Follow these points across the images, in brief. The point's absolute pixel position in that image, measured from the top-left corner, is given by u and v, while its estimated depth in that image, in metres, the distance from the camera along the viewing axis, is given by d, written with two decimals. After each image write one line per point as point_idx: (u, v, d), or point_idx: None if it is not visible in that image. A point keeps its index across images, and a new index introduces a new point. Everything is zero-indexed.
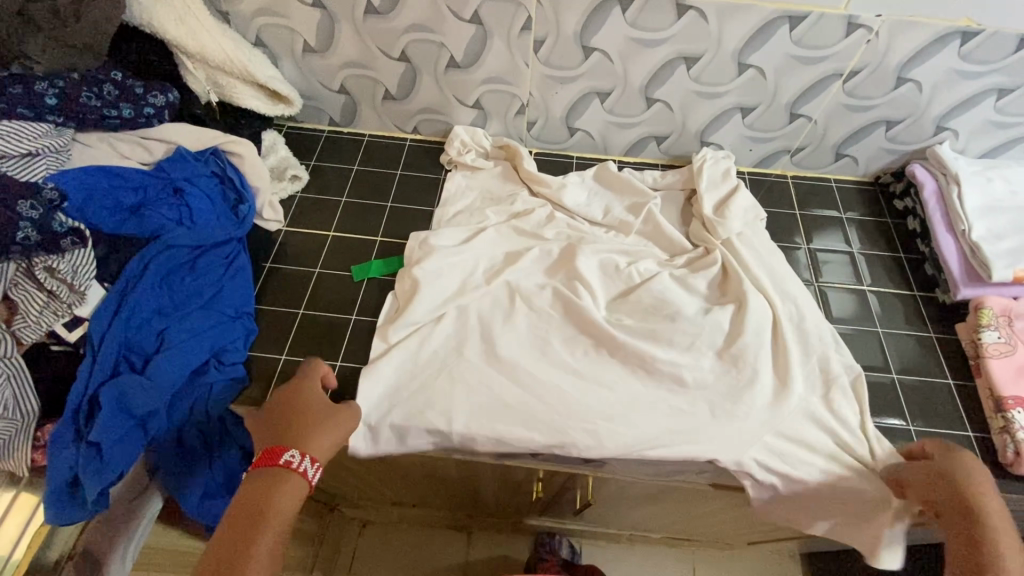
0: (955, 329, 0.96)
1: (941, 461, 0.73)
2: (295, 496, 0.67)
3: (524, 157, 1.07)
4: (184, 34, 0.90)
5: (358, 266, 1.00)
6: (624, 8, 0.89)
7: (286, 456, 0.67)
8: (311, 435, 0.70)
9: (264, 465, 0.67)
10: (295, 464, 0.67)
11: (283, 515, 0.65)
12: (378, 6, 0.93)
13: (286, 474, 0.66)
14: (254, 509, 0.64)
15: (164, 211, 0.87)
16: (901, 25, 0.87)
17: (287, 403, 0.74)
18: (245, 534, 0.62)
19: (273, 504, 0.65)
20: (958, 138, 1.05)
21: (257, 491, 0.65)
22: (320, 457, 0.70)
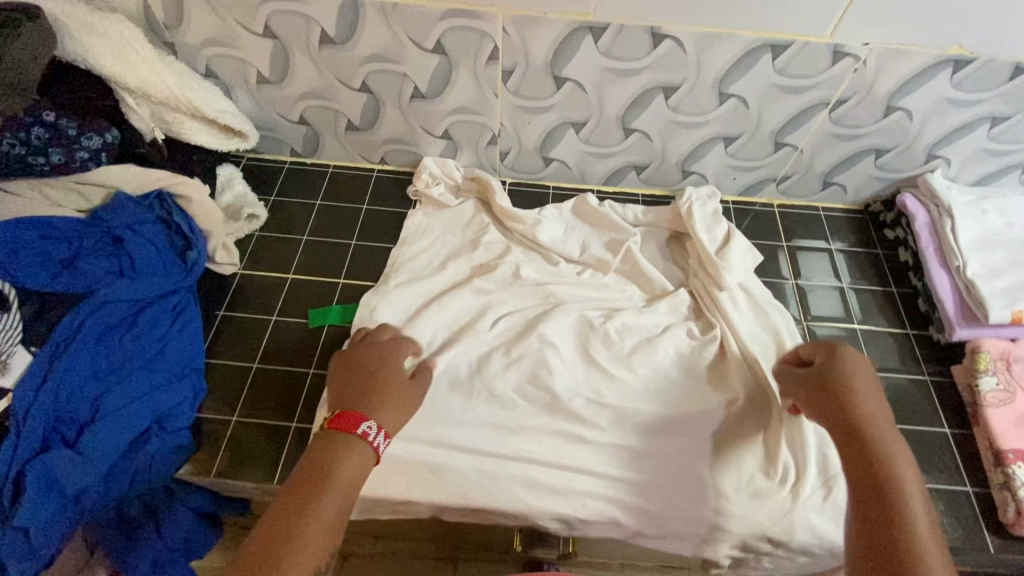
0: (950, 371, 0.92)
1: (827, 365, 0.70)
2: (363, 464, 0.64)
3: (496, 192, 1.02)
4: (122, 69, 0.84)
5: (316, 312, 0.94)
6: (596, 37, 0.83)
7: (364, 425, 0.65)
8: (384, 407, 0.69)
9: (342, 427, 0.65)
10: (371, 435, 0.65)
11: (345, 485, 0.61)
12: (334, 36, 0.87)
13: (355, 444, 0.64)
14: (317, 471, 0.61)
15: (101, 264, 0.82)
16: (890, 53, 0.82)
17: (364, 378, 0.72)
18: (311, 492, 0.60)
19: (338, 472, 0.61)
20: (950, 166, 1.00)
21: (324, 457, 0.62)
22: (391, 432, 0.68)
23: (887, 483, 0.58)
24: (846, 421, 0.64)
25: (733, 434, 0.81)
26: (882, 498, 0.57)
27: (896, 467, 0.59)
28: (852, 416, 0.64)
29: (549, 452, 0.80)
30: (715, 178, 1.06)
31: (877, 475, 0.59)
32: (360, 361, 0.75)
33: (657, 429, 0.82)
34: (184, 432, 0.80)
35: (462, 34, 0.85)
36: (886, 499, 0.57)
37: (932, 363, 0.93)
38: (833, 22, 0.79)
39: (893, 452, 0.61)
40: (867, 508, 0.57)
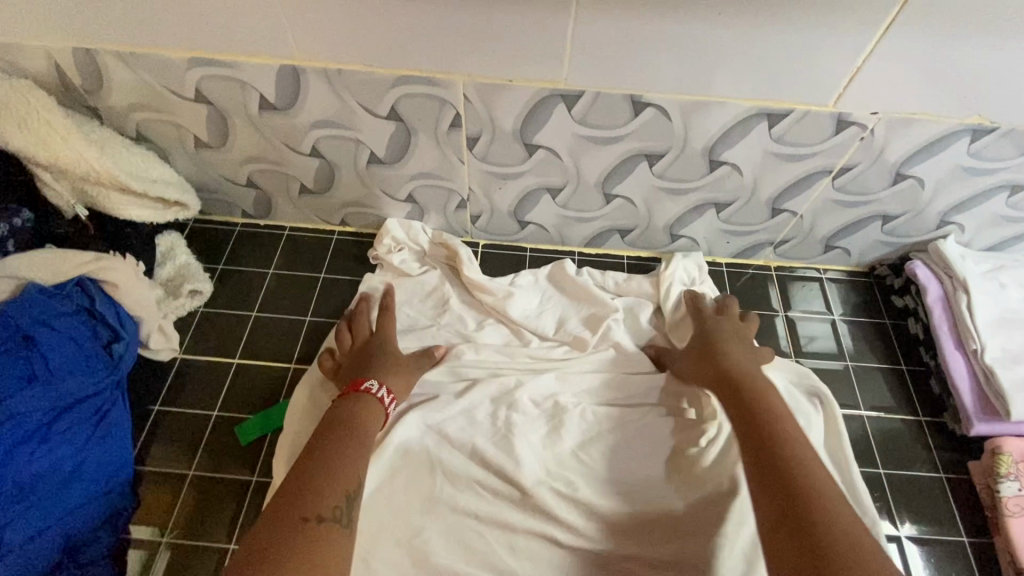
0: (967, 468, 0.83)
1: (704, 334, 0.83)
2: (375, 418, 0.73)
3: (467, 264, 0.92)
4: (35, 145, 0.76)
5: (245, 422, 0.83)
6: (570, 104, 0.74)
7: (366, 385, 0.75)
8: (384, 374, 0.79)
9: (349, 391, 0.75)
10: (374, 390, 0.75)
11: (360, 428, 0.70)
12: (276, 102, 0.77)
13: (365, 396, 0.74)
14: (345, 419, 0.70)
15: (6, 369, 0.70)
16: (900, 123, 0.74)
17: (363, 352, 0.82)
18: (336, 443, 0.67)
19: (362, 422, 0.71)
20: (965, 232, 0.91)
21: (348, 408, 0.72)
22: (393, 391, 0.78)
23: (780, 446, 0.62)
24: (741, 391, 0.72)
25: (728, 559, 0.71)
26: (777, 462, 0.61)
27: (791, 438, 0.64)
28: (754, 399, 0.70)
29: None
30: (707, 242, 0.97)
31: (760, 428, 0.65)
32: (356, 341, 0.84)
33: (641, 546, 0.73)
34: (103, 561, 0.71)
35: (420, 100, 0.75)
36: (784, 458, 0.61)
37: (946, 455, 0.84)
38: (837, 91, 0.70)
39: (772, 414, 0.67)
40: (764, 468, 0.61)
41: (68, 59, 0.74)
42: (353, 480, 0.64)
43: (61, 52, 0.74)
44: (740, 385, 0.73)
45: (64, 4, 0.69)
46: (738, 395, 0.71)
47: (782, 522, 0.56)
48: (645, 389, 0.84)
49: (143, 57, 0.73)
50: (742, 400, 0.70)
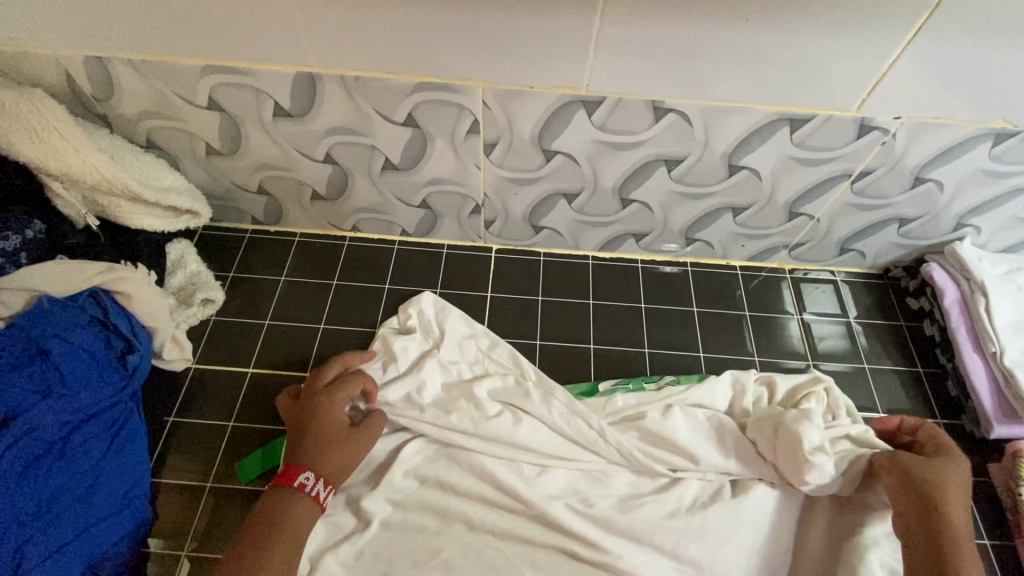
0: (988, 471, 0.83)
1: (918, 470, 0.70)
2: (306, 521, 0.68)
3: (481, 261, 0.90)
4: (47, 155, 0.74)
5: (244, 462, 0.80)
6: (590, 110, 0.73)
7: (301, 478, 0.70)
8: (326, 454, 0.72)
9: (280, 486, 0.70)
10: (308, 487, 0.69)
11: (292, 535, 0.67)
12: (291, 109, 0.76)
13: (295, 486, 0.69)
14: (272, 513, 0.68)
15: (22, 383, 0.69)
16: (922, 127, 0.73)
17: (310, 427, 0.73)
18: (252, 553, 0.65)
19: (283, 519, 0.67)
20: (981, 234, 0.90)
21: (277, 500, 0.69)
22: (331, 481, 0.72)
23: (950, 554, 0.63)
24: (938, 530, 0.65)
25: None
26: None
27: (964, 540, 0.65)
28: (947, 492, 0.67)
29: None
30: (722, 246, 0.96)
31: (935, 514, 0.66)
32: (308, 399, 0.76)
33: (664, 554, 0.73)
34: None
35: (437, 107, 0.74)
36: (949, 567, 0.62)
37: (964, 458, 0.84)
38: (860, 97, 0.70)
39: (952, 523, 0.66)
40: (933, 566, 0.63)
41: (78, 67, 0.73)
42: None
43: (72, 60, 0.72)
44: (914, 480, 0.69)
45: (75, 12, 0.67)
46: (921, 486, 0.68)
47: None
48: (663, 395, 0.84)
49: (156, 64, 0.72)
50: (931, 493, 0.67)
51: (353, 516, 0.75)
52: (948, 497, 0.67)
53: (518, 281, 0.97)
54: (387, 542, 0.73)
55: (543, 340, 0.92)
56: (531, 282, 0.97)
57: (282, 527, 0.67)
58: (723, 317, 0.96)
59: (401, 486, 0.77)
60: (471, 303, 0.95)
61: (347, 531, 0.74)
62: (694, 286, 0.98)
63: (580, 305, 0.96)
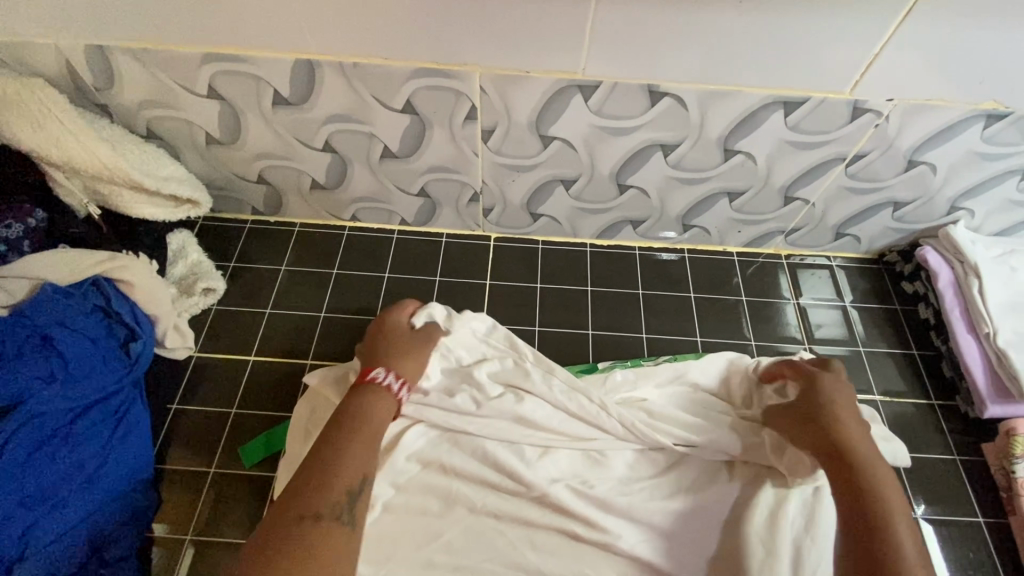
0: (982, 450, 0.84)
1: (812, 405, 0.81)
2: (386, 413, 0.73)
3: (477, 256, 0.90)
4: (48, 144, 0.75)
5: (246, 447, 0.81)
6: (586, 95, 0.74)
7: (384, 377, 0.75)
8: (400, 362, 0.79)
9: (360, 388, 0.75)
10: (390, 384, 0.75)
11: (350, 478, 0.64)
12: (290, 97, 0.77)
13: (380, 393, 0.74)
14: (347, 419, 0.70)
15: (27, 369, 0.69)
16: (914, 109, 0.74)
17: (381, 346, 0.80)
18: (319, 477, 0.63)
19: (339, 463, 0.65)
20: (974, 217, 0.91)
21: (354, 416, 0.71)
22: (405, 377, 0.78)
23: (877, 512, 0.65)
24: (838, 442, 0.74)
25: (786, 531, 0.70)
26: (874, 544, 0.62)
27: (873, 464, 0.69)
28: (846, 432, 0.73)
29: (544, 566, 0.72)
30: (718, 232, 0.97)
31: (852, 477, 0.68)
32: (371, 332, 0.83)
33: (664, 535, 0.74)
34: (131, 560, 0.71)
35: (435, 93, 0.75)
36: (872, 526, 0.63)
37: (959, 438, 0.85)
38: (854, 78, 0.71)
39: (846, 428, 0.73)
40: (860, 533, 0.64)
41: (79, 56, 0.74)
42: (356, 472, 0.65)
43: (73, 50, 0.73)
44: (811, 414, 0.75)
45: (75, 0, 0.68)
46: (826, 434, 0.72)
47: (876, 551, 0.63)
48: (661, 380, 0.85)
49: (155, 52, 0.73)
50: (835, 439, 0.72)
51: None
52: (855, 441, 0.72)
53: (517, 269, 0.98)
54: (390, 524, 0.74)
55: (541, 327, 0.93)
56: (529, 270, 0.98)
57: (336, 475, 0.64)
58: (720, 302, 0.97)
59: (403, 470, 0.77)
60: (470, 291, 0.96)
61: None
62: (691, 272, 0.99)
63: (578, 292, 0.97)
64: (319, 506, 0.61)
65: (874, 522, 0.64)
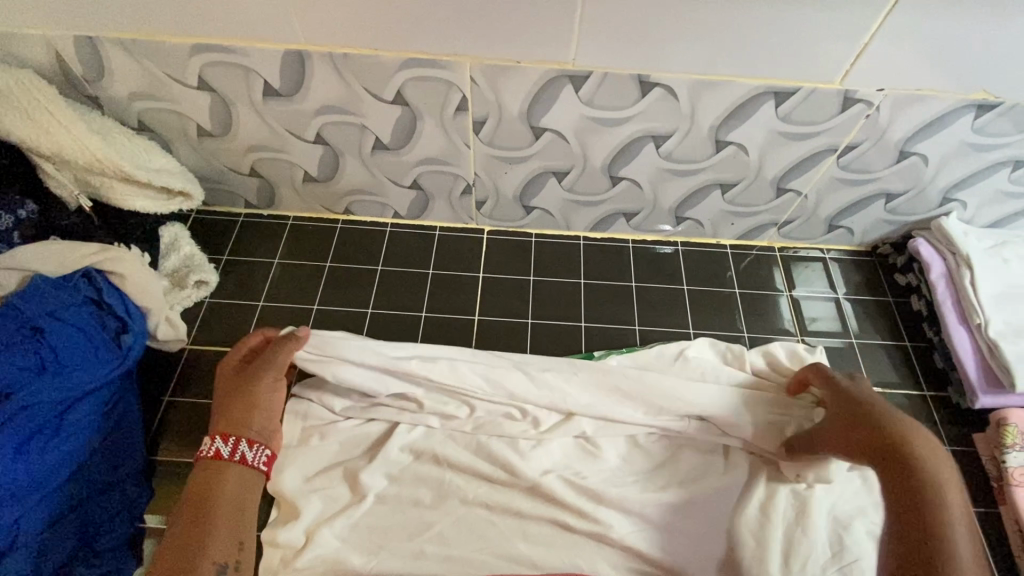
0: (973, 441, 0.85)
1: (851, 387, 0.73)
2: (240, 483, 0.69)
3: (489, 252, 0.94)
4: (38, 135, 0.75)
5: None
6: (577, 86, 0.74)
7: (217, 447, 0.70)
8: (237, 420, 0.72)
9: (201, 462, 0.69)
10: (227, 453, 0.70)
11: (232, 503, 0.68)
12: (280, 88, 0.77)
13: (223, 467, 0.69)
14: (199, 498, 0.67)
15: (17, 360, 0.69)
16: (906, 99, 0.74)
17: (226, 399, 0.73)
18: (187, 543, 0.64)
19: (215, 494, 0.67)
20: (966, 209, 0.91)
21: (201, 485, 0.68)
22: (255, 439, 0.72)
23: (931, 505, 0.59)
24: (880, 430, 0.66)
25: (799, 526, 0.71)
26: (929, 541, 0.57)
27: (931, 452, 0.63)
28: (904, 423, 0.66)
29: (537, 556, 0.72)
30: (711, 224, 0.97)
31: (908, 469, 0.62)
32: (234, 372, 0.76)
33: (656, 525, 0.74)
34: (120, 549, 0.72)
35: (426, 84, 0.75)
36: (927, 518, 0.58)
37: (951, 429, 0.86)
38: (844, 68, 0.71)
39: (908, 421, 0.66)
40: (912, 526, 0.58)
41: (69, 47, 0.74)
42: (229, 535, 0.66)
43: (62, 40, 0.73)
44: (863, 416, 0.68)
45: None
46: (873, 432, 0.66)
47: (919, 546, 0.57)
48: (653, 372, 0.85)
49: (145, 43, 0.72)
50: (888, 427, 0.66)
51: (349, 490, 0.76)
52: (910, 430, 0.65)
53: (510, 262, 0.98)
54: (383, 515, 0.74)
55: (535, 320, 0.93)
56: (522, 263, 0.98)
57: (218, 507, 0.67)
58: (713, 294, 0.97)
59: (396, 461, 0.78)
60: (463, 283, 0.96)
61: (343, 505, 0.75)
62: (685, 265, 0.99)
63: (571, 284, 0.97)
64: (218, 545, 0.65)
65: (927, 514, 0.58)
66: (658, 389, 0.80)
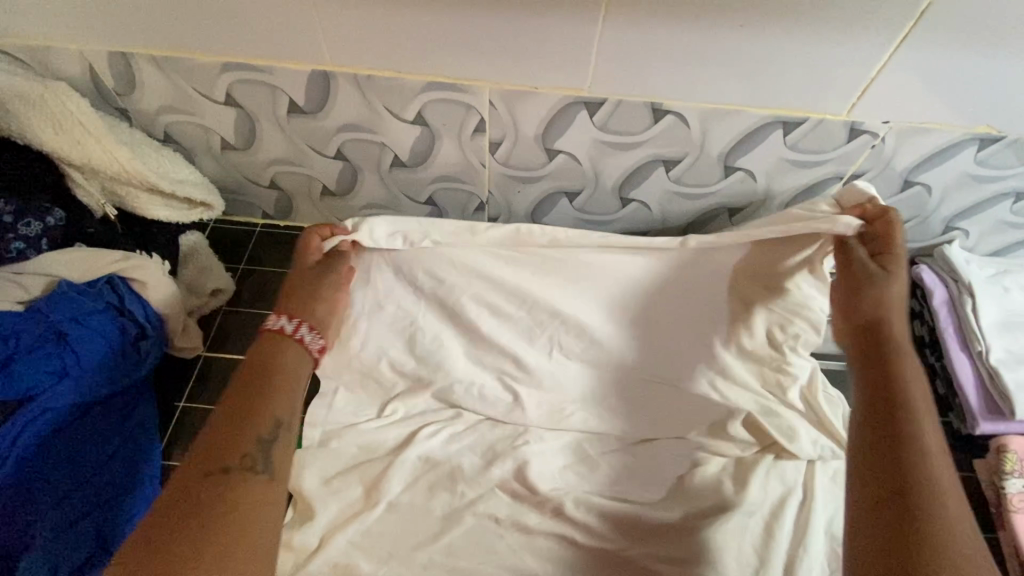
0: (972, 466, 0.86)
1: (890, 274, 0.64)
2: (300, 359, 0.68)
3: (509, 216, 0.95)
4: (69, 144, 0.77)
5: None
6: (591, 111, 0.76)
7: (274, 322, 0.69)
8: (304, 308, 0.71)
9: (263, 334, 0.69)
10: (289, 331, 0.69)
11: (288, 376, 0.66)
12: (304, 105, 0.79)
13: (284, 342, 0.68)
14: (262, 365, 0.65)
15: (40, 363, 0.72)
16: (910, 132, 0.76)
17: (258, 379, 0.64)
18: (250, 408, 0.61)
19: (275, 365, 0.66)
20: (968, 237, 0.93)
21: (260, 356, 0.66)
22: (314, 326, 0.71)
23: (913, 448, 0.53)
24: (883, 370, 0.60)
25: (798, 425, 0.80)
26: (901, 484, 0.51)
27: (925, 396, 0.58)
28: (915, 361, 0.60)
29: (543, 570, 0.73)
30: None
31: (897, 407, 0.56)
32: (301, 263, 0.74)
33: (661, 541, 0.75)
34: None
35: (445, 106, 0.77)
36: (898, 449, 0.53)
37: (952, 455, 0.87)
38: (851, 101, 0.73)
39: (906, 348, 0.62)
40: (883, 447, 0.54)
41: (102, 62, 0.76)
42: (285, 410, 0.63)
43: (95, 56, 0.76)
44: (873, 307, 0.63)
45: (100, 9, 0.70)
46: (880, 373, 0.60)
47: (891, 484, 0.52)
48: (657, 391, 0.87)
49: (175, 60, 0.75)
50: (896, 399, 0.57)
51: (359, 499, 0.77)
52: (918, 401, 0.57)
53: None
54: (392, 524, 0.76)
55: None
56: None
57: (276, 377, 0.65)
58: None
59: (406, 471, 0.79)
60: None
61: (353, 513, 0.76)
62: None
63: None
64: (274, 405, 0.62)
65: (907, 449, 0.53)
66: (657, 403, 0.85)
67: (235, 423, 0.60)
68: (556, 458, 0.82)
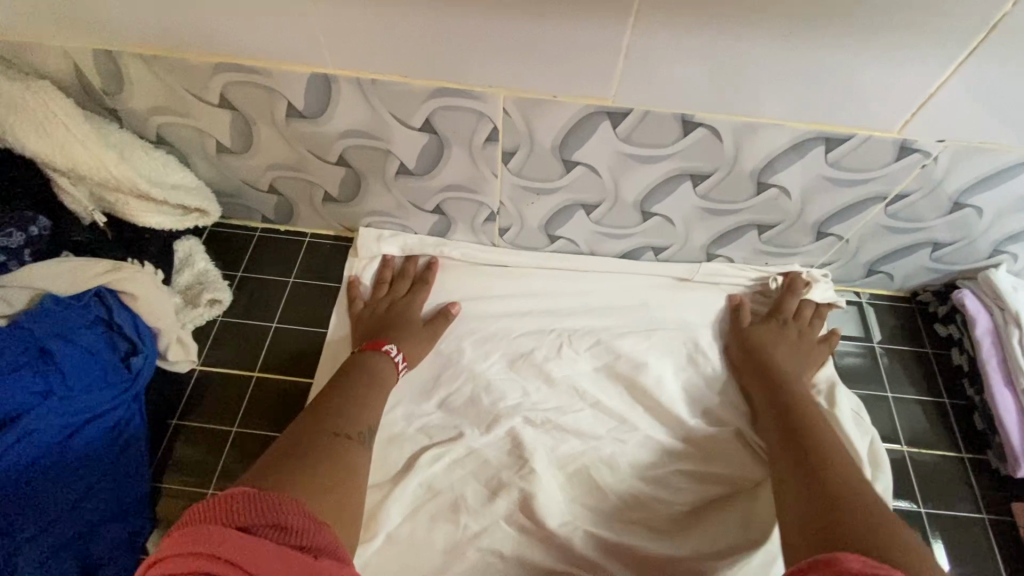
0: (1012, 509, 0.80)
1: (753, 329, 0.88)
2: (388, 380, 0.80)
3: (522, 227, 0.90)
4: (54, 149, 0.72)
5: None
6: (615, 122, 0.70)
7: (387, 345, 0.82)
8: (403, 342, 0.84)
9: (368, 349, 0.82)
10: (392, 354, 0.82)
11: (374, 388, 0.77)
12: (303, 109, 0.74)
13: (382, 355, 0.81)
14: (356, 370, 0.78)
15: (24, 383, 0.68)
16: (966, 152, 0.69)
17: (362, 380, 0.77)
18: (331, 413, 0.69)
19: (376, 379, 0.78)
20: (1017, 261, 0.86)
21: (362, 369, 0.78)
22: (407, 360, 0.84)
23: (836, 490, 0.62)
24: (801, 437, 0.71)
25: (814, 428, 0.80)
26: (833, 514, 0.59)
27: (828, 430, 0.72)
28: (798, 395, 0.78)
29: None
30: (744, 262, 0.93)
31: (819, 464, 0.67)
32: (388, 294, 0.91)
33: None
34: None
35: (455, 114, 0.71)
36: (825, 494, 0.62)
37: (989, 497, 0.81)
38: (903, 118, 0.66)
39: (794, 385, 0.80)
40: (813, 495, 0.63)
41: (88, 61, 0.71)
42: (365, 422, 0.71)
43: (80, 54, 0.70)
44: (755, 354, 0.85)
45: (81, 4, 0.65)
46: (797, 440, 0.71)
47: (820, 517, 0.60)
48: (674, 419, 0.82)
49: (164, 60, 0.70)
50: (810, 457, 0.68)
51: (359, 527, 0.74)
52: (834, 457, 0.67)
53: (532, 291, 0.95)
54: (392, 557, 0.72)
55: None
56: None
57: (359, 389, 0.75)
58: None
59: (407, 500, 0.76)
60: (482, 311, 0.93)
61: None
62: None
63: None
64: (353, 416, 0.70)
65: (827, 493, 0.62)
66: (672, 430, 0.82)
67: (325, 415, 0.69)
68: (566, 489, 0.78)
